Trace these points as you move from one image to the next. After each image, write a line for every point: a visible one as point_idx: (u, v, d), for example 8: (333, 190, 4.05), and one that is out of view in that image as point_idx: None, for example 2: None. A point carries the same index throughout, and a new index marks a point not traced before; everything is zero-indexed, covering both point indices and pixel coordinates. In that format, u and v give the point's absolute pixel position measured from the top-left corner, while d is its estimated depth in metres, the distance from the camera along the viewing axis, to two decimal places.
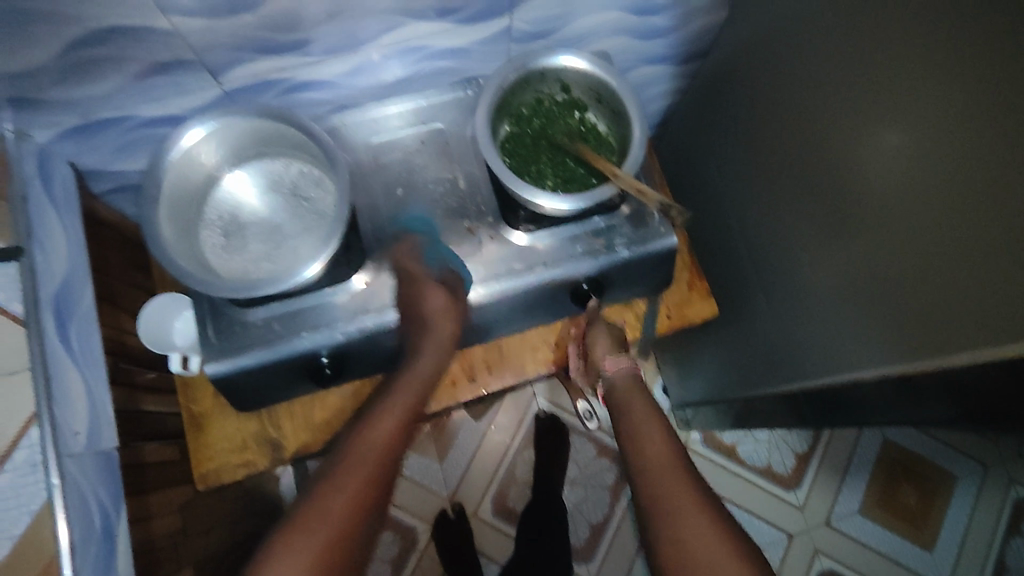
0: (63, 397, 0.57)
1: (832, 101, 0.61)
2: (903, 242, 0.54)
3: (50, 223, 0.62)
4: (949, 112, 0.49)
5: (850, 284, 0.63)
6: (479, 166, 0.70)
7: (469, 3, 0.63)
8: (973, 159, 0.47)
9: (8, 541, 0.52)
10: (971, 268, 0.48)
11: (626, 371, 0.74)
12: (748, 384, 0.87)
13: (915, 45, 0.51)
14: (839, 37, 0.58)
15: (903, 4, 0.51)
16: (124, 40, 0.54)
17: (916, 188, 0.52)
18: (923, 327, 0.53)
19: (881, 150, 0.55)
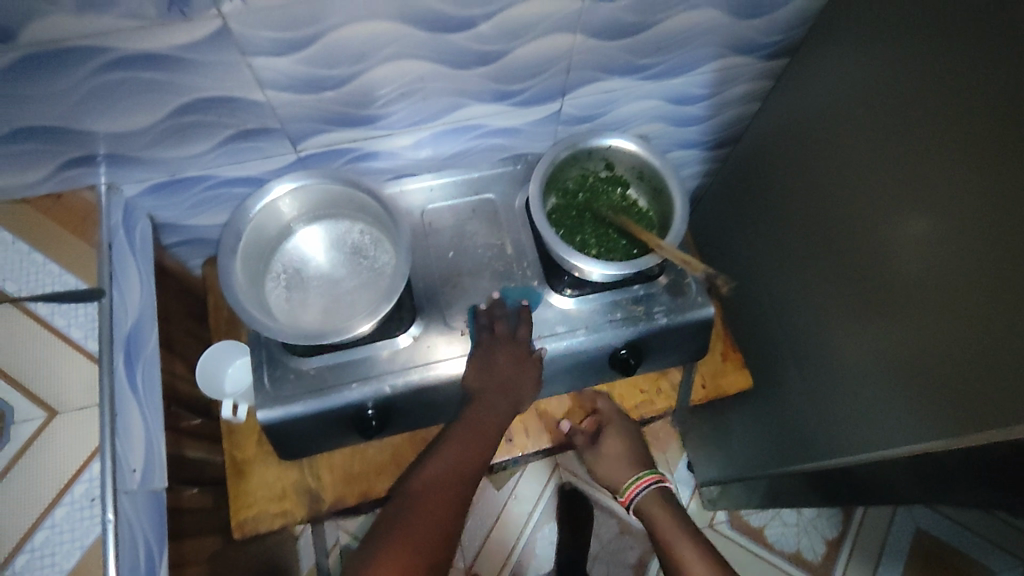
0: (125, 433, 0.58)
1: (863, 187, 0.64)
2: (936, 319, 0.56)
3: (127, 269, 0.66)
4: (972, 198, 0.52)
5: (883, 360, 0.64)
6: (526, 232, 0.75)
7: (528, 88, 0.69)
8: (997, 240, 0.50)
9: (58, 575, 0.52)
10: (1007, 344, 0.49)
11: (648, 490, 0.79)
12: (778, 461, 0.87)
13: (937, 137, 0.55)
14: (869, 128, 0.63)
15: (924, 101, 0.56)
16: (221, 111, 0.60)
17: (945, 267, 0.55)
18: (966, 408, 0.54)
19: (913, 233, 0.58)
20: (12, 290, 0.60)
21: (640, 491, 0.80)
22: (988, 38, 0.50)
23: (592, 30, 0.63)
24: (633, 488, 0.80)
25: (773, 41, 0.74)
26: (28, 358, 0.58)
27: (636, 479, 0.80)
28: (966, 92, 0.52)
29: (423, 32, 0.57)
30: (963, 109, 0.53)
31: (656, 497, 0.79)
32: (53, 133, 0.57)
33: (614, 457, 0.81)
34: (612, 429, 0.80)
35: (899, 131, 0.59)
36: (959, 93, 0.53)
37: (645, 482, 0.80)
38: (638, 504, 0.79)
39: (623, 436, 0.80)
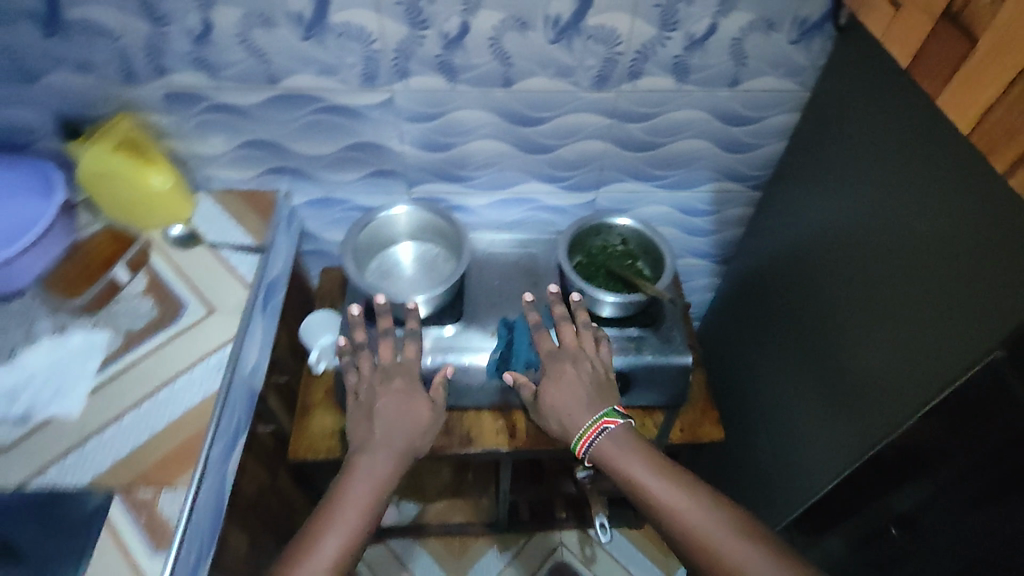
0: (249, 338, 0.83)
1: (828, 295, 0.84)
2: (869, 351, 0.76)
3: (282, 246, 0.96)
4: (872, 262, 0.75)
5: (843, 398, 0.81)
6: (555, 281, 1.01)
7: (573, 176, 0.99)
8: (891, 283, 0.72)
9: (184, 407, 0.75)
10: (913, 349, 0.68)
11: (600, 437, 0.79)
12: (774, 522, 0.98)
13: (847, 229, 0.80)
14: (829, 251, 0.84)
15: (839, 207, 0.83)
16: (372, 153, 0.93)
17: (868, 312, 0.76)
18: (904, 412, 0.70)
19: (867, 329, 0.76)
20: (209, 238, 0.91)
21: (595, 437, 0.79)
22: (863, 166, 0.78)
23: (619, 141, 0.94)
24: (586, 439, 0.79)
25: (756, 175, 1.02)
26: (206, 277, 0.87)
27: (584, 429, 0.79)
28: (859, 200, 0.78)
29: (508, 123, 0.90)
30: (857, 207, 0.79)
31: (611, 439, 0.78)
32: (271, 147, 0.91)
33: (566, 406, 0.82)
34: (552, 372, 0.84)
35: (848, 253, 0.80)
36: (853, 200, 0.79)
37: (592, 433, 0.79)
38: (596, 450, 0.79)
39: (565, 383, 0.83)
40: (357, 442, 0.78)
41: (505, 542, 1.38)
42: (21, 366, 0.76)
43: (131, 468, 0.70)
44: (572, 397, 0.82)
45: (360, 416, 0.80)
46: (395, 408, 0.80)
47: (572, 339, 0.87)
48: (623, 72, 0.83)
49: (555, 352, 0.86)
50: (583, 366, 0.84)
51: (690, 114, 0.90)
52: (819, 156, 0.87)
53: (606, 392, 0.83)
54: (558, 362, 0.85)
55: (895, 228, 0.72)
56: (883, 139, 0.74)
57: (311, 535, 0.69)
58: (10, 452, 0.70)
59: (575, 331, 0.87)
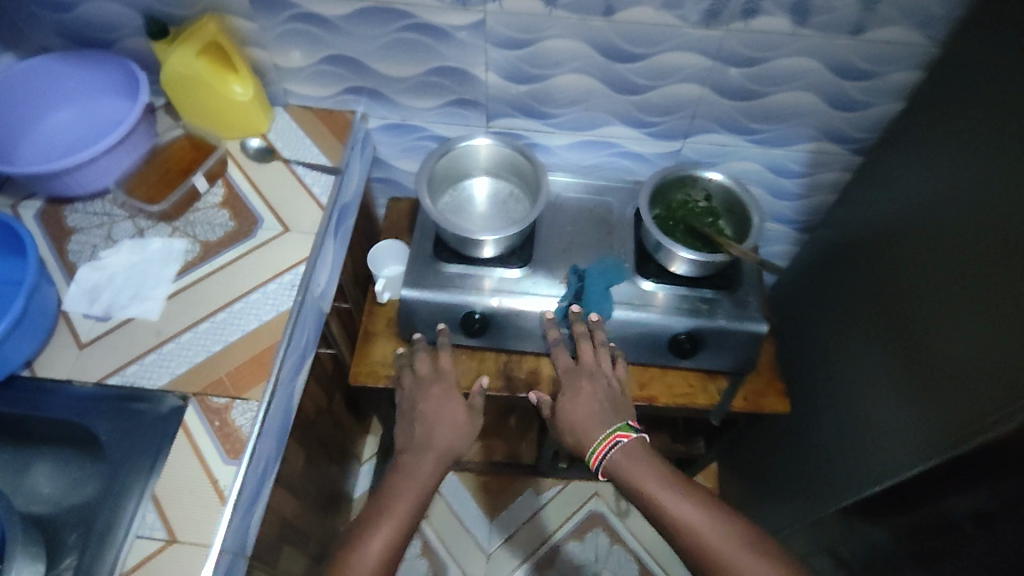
0: (321, 261, 0.83)
1: (922, 277, 0.78)
2: (954, 343, 0.71)
3: (355, 168, 0.94)
4: (975, 246, 0.69)
5: (917, 387, 0.77)
6: (630, 232, 0.96)
7: (662, 122, 0.93)
8: (992, 272, 0.66)
9: (257, 321, 0.75)
10: (1004, 346, 0.64)
11: (614, 451, 0.78)
12: (821, 506, 0.96)
13: (951, 208, 0.74)
14: (930, 229, 0.77)
15: (945, 181, 0.76)
16: (455, 78, 0.88)
17: (960, 301, 0.71)
18: (983, 412, 0.65)
19: (963, 320, 0.70)
20: (286, 154, 0.89)
21: (608, 451, 0.78)
22: (982, 140, 0.70)
23: (718, 87, 0.87)
24: (600, 452, 0.78)
25: (861, 137, 0.94)
26: (281, 193, 0.86)
27: (598, 443, 0.79)
28: (970, 177, 0.72)
29: (599, 56, 0.83)
30: (966, 182, 0.72)
31: (625, 454, 0.77)
32: (351, 65, 0.87)
33: (582, 420, 0.82)
34: (569, 388, 0.85)
35: (947, 234, 0.74)
36: (964, 176, 0.73)
37: (606, 447, 0.78)
38: (609, 465, 0.78)
39: (580, 398, 0.84)
40: (401, 444, 0.78)
41: (542, 485, 1.41)
42: (102, 266, 0.77)
43: (206, 374, 0.71)
44: (588, 412, 0.82)
45: (403, 420, 0.81)
46: (434, 408, 0.80)
47: (591, 353, 0.87)
48: (736, 9, 0.76)
49: (573, 368, 0.87)
50: (601, 382, 0.85)
51: (803, 63, 0.82)
52: (937, 124, 0.79)
53: (622, 409, 0.83)
54: (575, 377, 0.86)
55: (1008, 210, 0.65)
56: (1013, 109, 0.66)
57: (359, 525, 0.68)
58: (92, 347, 0.72)
59: (593, 345, 0.87)
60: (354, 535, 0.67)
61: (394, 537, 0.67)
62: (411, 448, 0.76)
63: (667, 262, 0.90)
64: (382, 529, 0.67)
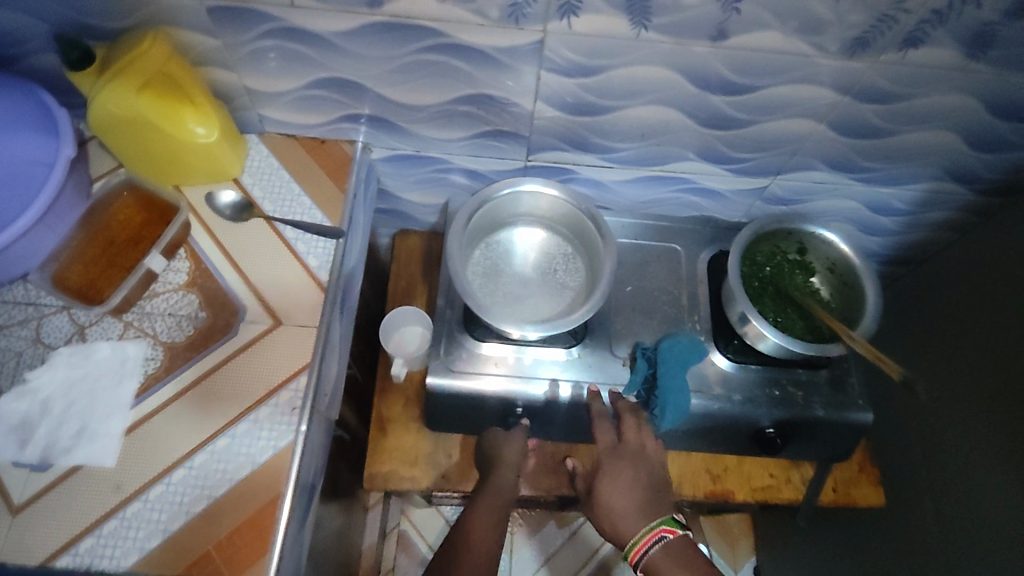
0: (328, 353, 0.64)
1: None
2: None
3: (359, 217, 0.73)
4: None
5: None
6: (703, 292, 0.79)
7: (752, 159, 0.73)
8: None
9: (249, 465, 0.57)
10: None
11: (655, 549, 0.64)
12: None
13: None
14: None
15: None
16: (493, 107, 0.66)
17: None
18: None
19: None
20: (268, 209, 0.68)
21: (649, 548, 0.64)
22: None
23: (837, 124, 0.67)
24: (639, 549, 0.65)
25: (993, 178, 0.76)
26: (267, 268, 0.65)
27: (639, 537, 0.65)
28: None
29: (691, 87, 0.63)
30: None
31: (668, 553, 0.64)
32: (353, 90, 0.65)
33: (621, 510, 0.67)
34: (608, 469, 0.69)
35: None
36: None
37: (647, 543, 0.65)
38: (647, 563, 0.65)
39: (618, 480, 0.68)
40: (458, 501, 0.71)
41: (563, 519, 1.28)
42: (31, 390, 0.57)
43: (187, 547, 0.54)
44: (629, 501, 0.67)
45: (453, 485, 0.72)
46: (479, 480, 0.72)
47: (635, 434, 0.71)
48: (896, 36, 0.56)
49: (611, 448, 0.70)
50: (646, 468, 0.70)
51: (954, 100, 0.63)
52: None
53: (664, 498, 0.69)
54: (619, 459, 0.69)
55: None
56: None
57: None
58: (29, 510, 0.54)
59: (638, 423, 0.72)
60: None
61: None
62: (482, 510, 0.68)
63: (754, 340, 0.73)
64: None
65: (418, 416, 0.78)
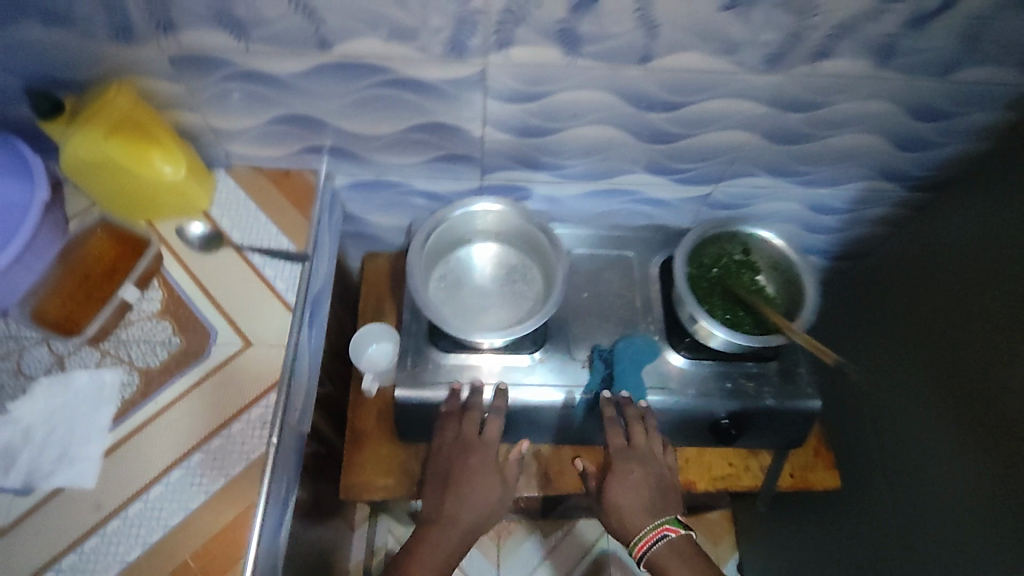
0: (298, 370, 0.68)
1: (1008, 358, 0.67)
2: None
3: (325, 241, 0.77)
4: None
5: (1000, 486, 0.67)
6: (657, 296, 0.83)
7: (692, 169, 0.78)
8: None
9: (223, 477, 0.60)
10: None
11: (659, 546, 0.69)
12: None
13: None
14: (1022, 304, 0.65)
15: None
16: (445, 133, 0.71)
17: None
18: None
19: None
20: (237, 238, 0.72)
21: (654, 544, 0.69)
22: None
23: (768, 133, 0.72)
24: (643, 545, 0.70)
25: (920, 175, 0.81)
26: (236, 293, 0.69)
27: (644, 534, 0.69)
28: None
29: (628, 107, 0.67)
30: None
31: (672, 549, 0.69)
32: (314, 125, 0.69)
33: (629, 509, 0.71)
34: (618, 469, 0.72)
35: None
36: None
37: (653, 540, 0.69)
38: (651, 557, 0.70)
39: (631, 482, 0.72)
40: (424, 516, 0.71)
41: (547, 529, 1.32)
42: (13, 420, 0.61)
43: (166, 558, 0.57)
44: (635, 501, 0.71)
45: (437, 484, 0.72)
46: (478, 485, 0.71)
47: (644, 437, 0.73)
48: (806, 51, 0.60)
49: (624, 449, 0.73)
50: (655, 471, 0.73)
51: (869, 107, 0.68)
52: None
53: (670, 499, 0.73)
54: (628, 461, 0.72)
55: None
56: None
57: None
58: (14, 534, 0.57)
59: (646, 427, 0.74)
60: None
61: None
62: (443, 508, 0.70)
63: (705, 337, 0.77)
64: None
65: (391, 428, 0.81)
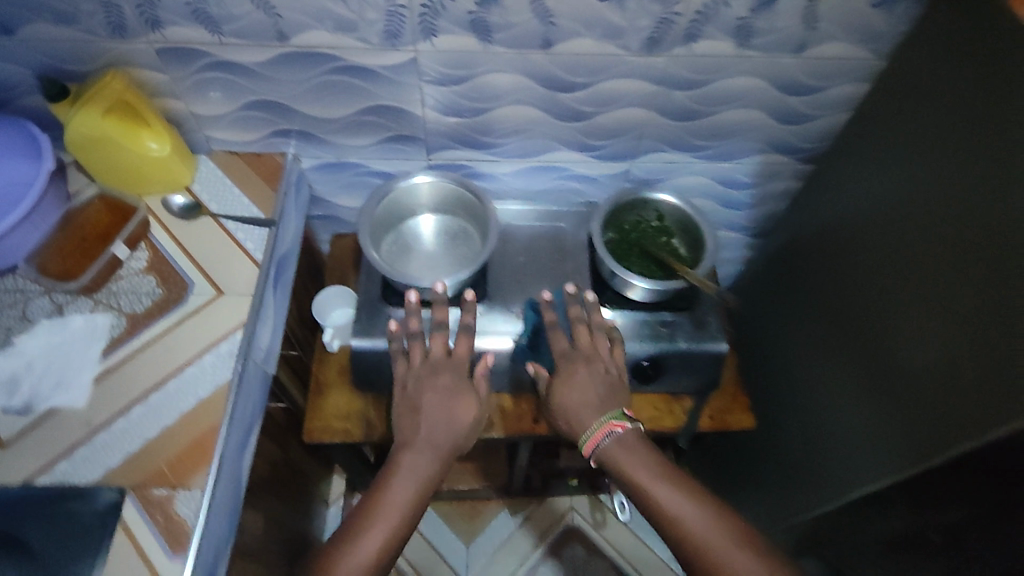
0: (262, 317, 0.78)
1: (877, 288, 0.77)
2: (912, 358, 0.71)
3: (291, 214, 0.89)
4: (927, 262, 0.69)
5: (882, 401, 0.76)
6: (584, 258, 0.94)
7: (609, 145, 0.91)
8: (946, 291, 0.66)
9: (194, 400, 0.70)
10: (966, 366, 0.63)
11: (609, 441, 0.75)
12: (787, 512, 0.97)
13: (901, 222, 0.73)
14: (883, 241, 0.76)
15: (892, 198, 0.75)
16: (391, 116, 0.83)
17: (916, 315, 0.70)
18: (948, 432, 0.65)
19: (923, 334, 0.69)
20: (214, 209, 0.84)
21: (602, 440, 0.75)
22: (930, 154, 0.69)
23: (664, 111, 0.84)
24: (593, 442, 0.75)
25: (808, 148, 0.93)
26: (211, 253, 0.80)
27: (594, 430, 0.75)
28: (916, 192, 0.71)
29: (542, 88, 0.80)
30: (914, 198, 0.71)
31: (620, 443, 0.74)
32: (280, 110, 0.82)
33: (580, 407, 0.78)
34: (565, 372, 0.79)
35: (899, 246, 0.73)
36: (913, 189, 0.72)
37: (602, 434, 0.75)
38: (602, 452, 0.75)
39: (580, 382, 0.79)
40: (400, 438, 0.74)
41: (515, 507, 1.40)
42: (19, 353, 0.71)
43: (144, 464, 0.67)
44: (584, 399, 0.78)
45: (404, 409, 0.76)
46: (439, 404, 0.75)
47: (587, 339, 0.82)
48: (678, 34, 0.73)
49: (568, 352, 0.81)
50: (599, 368, 0.80)
51: (746, 83, 0.81)
52: (915, 121, 0.72)
53: (619, 394, 0.79)
54: (573, 362, 0.80)
55: (960, 228, 0.64)
56: (962, 123, 0.65)
57: (351, 528, 0.68)
58: (14, 445, 0.67)
59: (589, 330, 0.82)
60: (344, 537, 0.68)
61: (396, 526, 0.69)
62: (407, 422, 0.75)
63: (623, 289, 0.87)
64: (381, 525, 0.68)
65: (350, 380, 0.91)
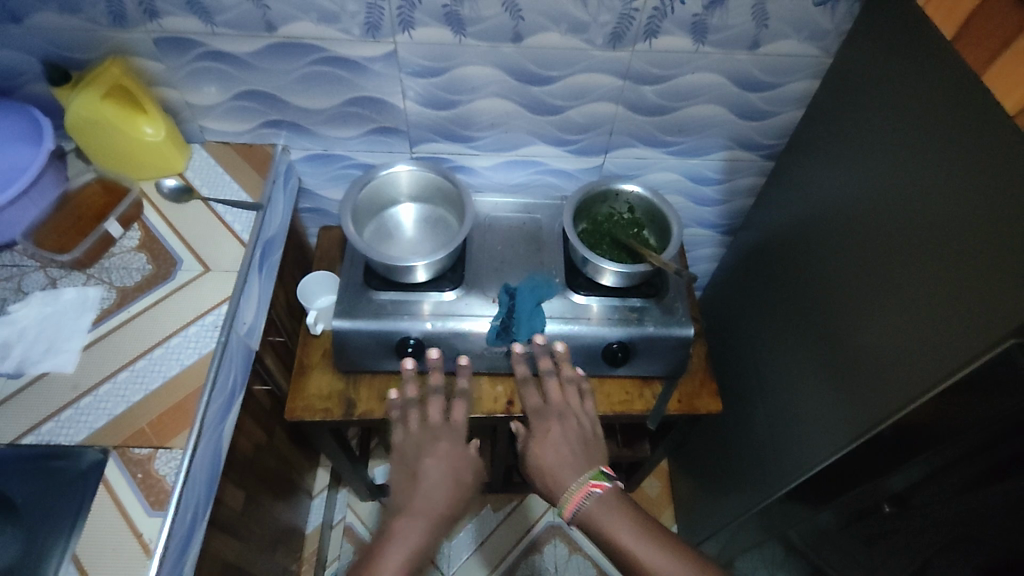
0: (247, 295, 0.81)
1: (831, 268, 0.82)
2: (861, 330, 0.75)
3: (279, 201, 0.93)
4: (873, 237, 0.73)
5: (835, 375, 0.80)
6: (558, 248, 0.98)
7: (582, 139, 0.96)
8: (890, 263, 0.70)
9: (179, 366, 0.74)
10: (910, 330, 0.66)
11: (589, 501, 0.72)
12: (755, 498, 0.99)
13: (851, 204, 0.78)
14: (835, 223, 0.81)
15: (842, 184, 0.80)
16: (374, 107, 0.89)
17: (865, 289, 0.74)
18: (893, 395, 0.68)
19: (871, 306, 0.73)
20: (205, 193, 0.88)
21: (581, 502, 0.72)
22: (873, 138, 0.75)
23: (630, 105, 0.90)
24: (572, 504, 0.72)
25: (770, 144, 0.98)
26: (201, 233, 0.84)
27: (572, 493, 0.73)
28: (862, 174, 0.76)
29: (514, 80, 0.85)
30: (861, 181, 0.76)
31: (600, 504, 0.71)
32: (269, 101, 0.87)
33: (556, 465, 0.76)
34: (539, 431, 0.80)
35: (849, 227, 0.78)
36: (859, 172, 0.77)
37: (581, 496, 0.72)
38: (581, 515, 0.72)
39: (554, 441, 0.78)
40: (395, 505, 0.71)
41: (497, 504, 1.42)
42: (11, 321, 0.75)
43: (127, 425, 0.69)
44: (560, 456, 0.77)
45: (402, 475, 0.74)
46: (440, 470, 0.73)
47: (558, 394, 0.83)
48: (639, 30, 0.79)
49: (541, 409, 0.82)
50: (572, 423, 0.80)
51: (706, 79, 0.86)
52: (878, 113, 0.74)
53: (594, 453, 0.78)
54: (544, 419, 0.81)
55: (899, 202, 0.69)
56: (896, 107, 0.71)
57: None
58: (3, 406, 0.70)
59: (560, 384, 0.84)
60: None
61: None
62: (400, 488, 0.72)
63: (596, 275, 0.91)
64: None
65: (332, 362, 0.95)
